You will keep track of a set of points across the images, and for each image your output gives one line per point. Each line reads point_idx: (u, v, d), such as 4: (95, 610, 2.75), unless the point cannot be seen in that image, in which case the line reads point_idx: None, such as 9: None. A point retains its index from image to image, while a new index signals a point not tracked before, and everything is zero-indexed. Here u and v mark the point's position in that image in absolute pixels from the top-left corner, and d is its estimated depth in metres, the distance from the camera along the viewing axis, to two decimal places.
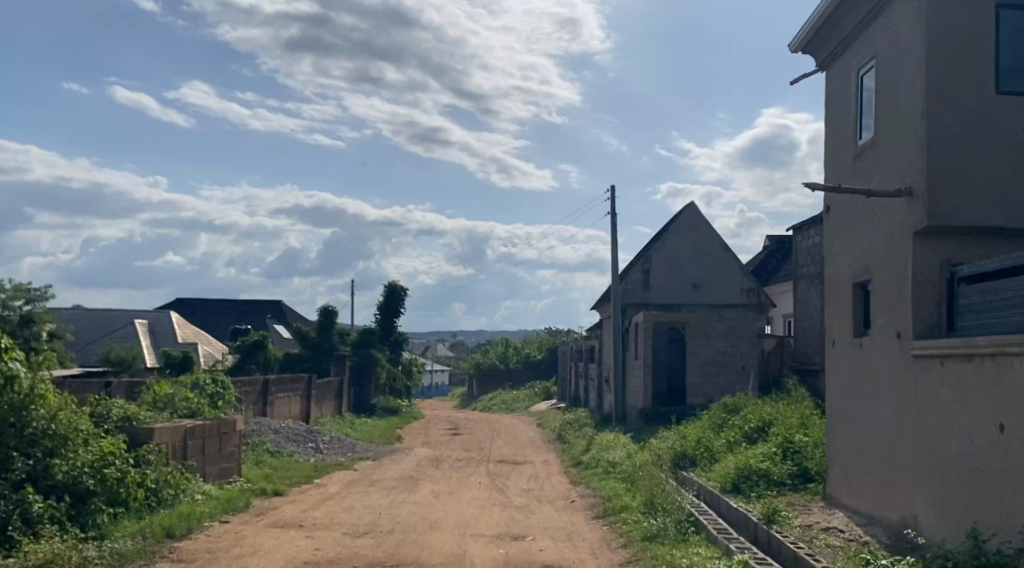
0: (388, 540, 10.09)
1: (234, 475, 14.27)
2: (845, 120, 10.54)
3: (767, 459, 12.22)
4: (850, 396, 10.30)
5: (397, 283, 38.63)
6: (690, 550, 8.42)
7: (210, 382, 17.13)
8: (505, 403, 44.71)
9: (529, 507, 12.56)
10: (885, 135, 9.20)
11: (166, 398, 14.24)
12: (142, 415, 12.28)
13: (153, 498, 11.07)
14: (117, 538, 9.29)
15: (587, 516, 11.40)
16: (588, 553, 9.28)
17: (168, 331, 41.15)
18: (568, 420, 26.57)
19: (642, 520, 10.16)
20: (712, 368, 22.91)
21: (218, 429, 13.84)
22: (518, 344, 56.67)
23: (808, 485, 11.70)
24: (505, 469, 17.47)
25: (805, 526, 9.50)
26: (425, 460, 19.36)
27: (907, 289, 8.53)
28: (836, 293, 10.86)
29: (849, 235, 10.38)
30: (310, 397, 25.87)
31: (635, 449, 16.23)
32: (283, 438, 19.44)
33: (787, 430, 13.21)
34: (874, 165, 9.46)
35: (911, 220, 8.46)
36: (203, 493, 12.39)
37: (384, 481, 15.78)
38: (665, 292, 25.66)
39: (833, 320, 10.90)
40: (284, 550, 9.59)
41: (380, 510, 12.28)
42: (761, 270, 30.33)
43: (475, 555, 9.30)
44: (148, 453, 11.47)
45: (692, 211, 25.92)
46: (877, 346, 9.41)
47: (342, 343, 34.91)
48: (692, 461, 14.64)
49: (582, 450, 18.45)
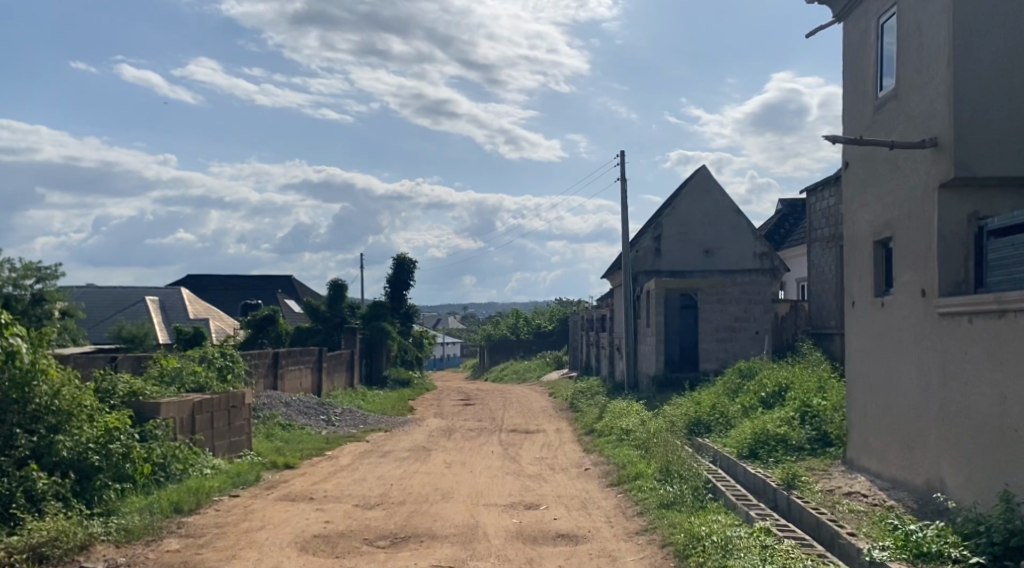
0: (400, 512, 9.92)
1: (244, 448, 14.12)
2: (864, 72, 10.14)
3: (785, 424, 11.96)
4: (871, 358, 10.02)
5: (406, 256, 38.28)
6: (709, 517, 8.18)
7: (219, 355, 16.98)
8: (516, 373, 44.56)
9: (543, 475, 12.36)
10: (908, 85, 8.84)
11: (173, 372, 14.10)
12: (148, 389, 12.09)
13: (161, 473, 10.94)
14: (124, 514, 9.13)
15: (602, 484, 11.19)
16: (604, 521, 9.06)
17: (179, 308, 41.13)
18: (580, 389, 26.39)
19: (658, 487, 9.93)
20: (726, 333, 22.65)
21: (227, 403, 13.67)
22: (529, 315, 56.41)
23: (828, 448, 11.44)
24: (518, 438, 17.28)
25: (826, 491, 9.27)
26: (437, 430, 19.20)
27: (932, 244, 8.23)
28: (855, 252, 10.53)
29: (868, 191, 10.04)
30: (321, 370, 25.73)
31: (648, 416, 16.01)
32: (294, 411, 19.30)
33: (804, 394, 12.92)
34: (896, 116, 9.10)
35: (936, 172, 8.12)
36: (212, 467, 12.25)
37: (397, 452, 15.61)
38: (677, 259, 25.35)
39: (853, 280, 10.59)
40: (294, 523, 9.40)
41: (391, 481, 12.12)
42: (774, 234, 29.92)
43: (488, 526, 9.10)
44: (154, 428, 11.31)
45: (703, 174, 25.45)
46: (900, 304, 9.10)
47: (352, 316, 34.74)
48: (707, 427, 14.40)
49: (595, 418, 18.24)
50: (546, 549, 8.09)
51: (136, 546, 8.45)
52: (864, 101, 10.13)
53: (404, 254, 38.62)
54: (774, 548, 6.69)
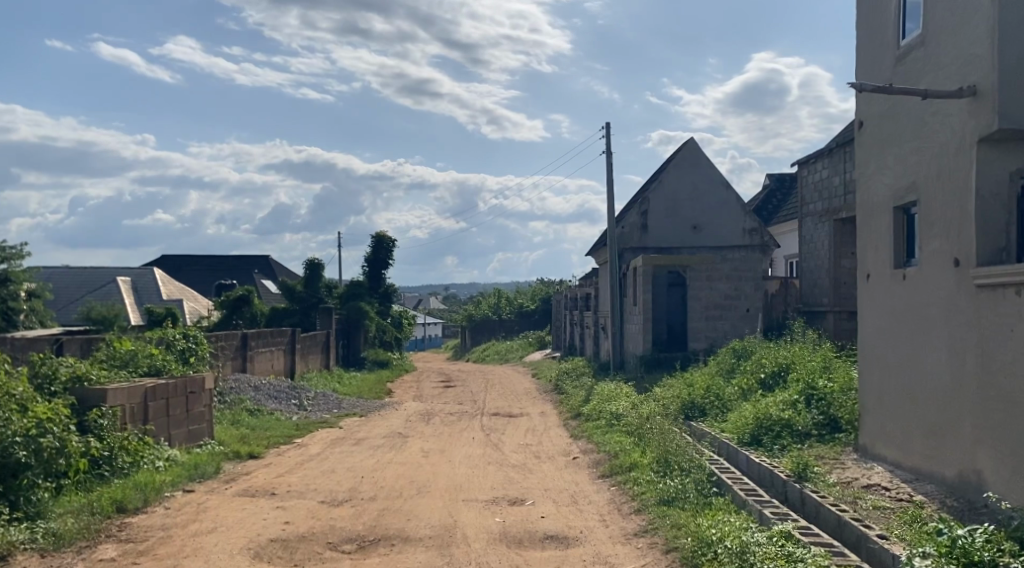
0: (369, 510, 8.92)
1: (205, 437, 13.05)
2: (884, 18, 9.19)
3: (789, 409, 11.01)
4: (889, 337, 9.10)
5: (386, 234, 37.08)
6: (718, 517, 7.20)
7: (180, 336, 15.84)
8: (498, 354, 43.64)
9: (528, 465, 11.39)
10: (940, 29, 7.92)
11: (127, 355, 13.00)
12: (95, 374, 11.01)
13: (104, 466, 9.89)
14: (55, 518, 8.12)
15: (592, 476, 10.25)
16: (597, 520, 8.10)
17: (152, 288, 39.75)
18: (564, 369, 25.48)
19: (654, 480, 8.97)
20: (716, 311, 21.79)
21: (184, 388, 12.61)
22: (512, 295, 55.40)
23: (836, 434, 10.51)
24: (500, 422, 16.31)
25: (842, 483, 8.37)
26: (415, 415, 18.22)
27: (969, 207, 7.30)
28: (871, 221, 9.57)
29: (888, 152, 9.09)
30: (294, 352, 24.63)
31: (639, 399, 15.11)
32: (263, 396, 18.20)
33: (808, 374, 11.95)
34: (925, 65, 8.19)
35: (976, 124, 7.19)
36: (167, 459, 11.22)
37: (371, 439, 14.58)
38: (664, 235, 24.39)
39: (868, 250, 9.65)
40: (249, 525, 8.35)
41: (362, 473, 11.09)
42: (763, 209, 29.09)
43: (468, 526, 8.10)
44: (98, 418, 10.26)
45: (691, 147, 24.43)
46: (926, 277, 8.17)
47: (330, 296, 33.45)
48: (702, 411, 13.49)
49: (582, 401, 17.30)
50: (534, 554, 7.13)
51: (65, 554, 7.41)
52: (884, 51, 9.19)
53: (384, 233, 37.41)
54: (801, 558, 5.73)
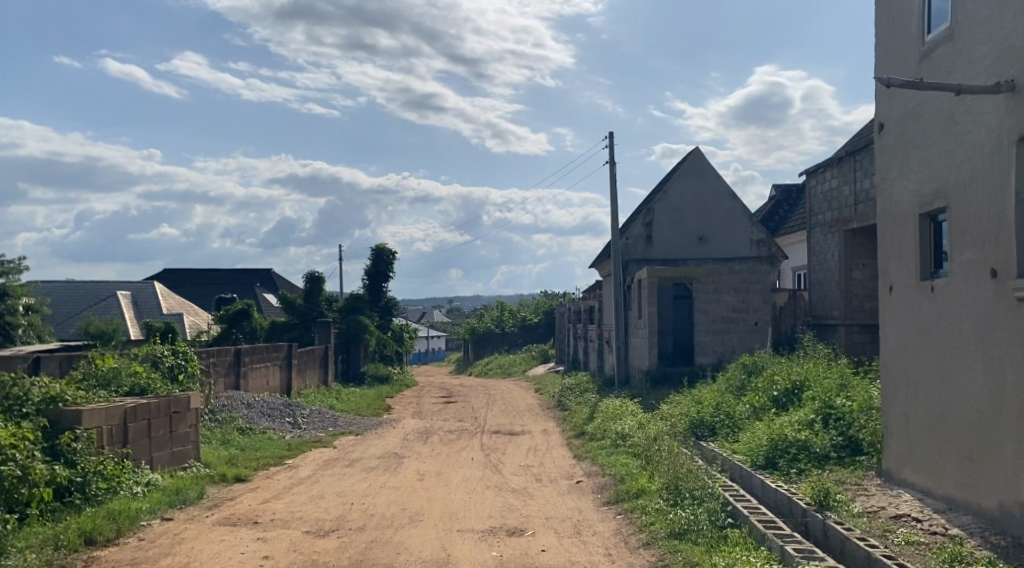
0: (357, 541, 8.30)
1: (190, 459, 12.41)
2: (907, 13, 8.61)
3: (806, 429, 10.35)
4: (914, 353, 8.46)
5: (386, 246, 36.55)
6: (736, 555, 6.57)
7: (169, 353, 15.20)
8: (500, 367, 42.96)
9: (528, 489, 10.74)
10: (970, 22, 7.36)
11: (108, 374, 12.37)
12: (71, 394, 10.38)
13: (74, 494, 9.27)
14: (13, 553, 7.50)
15: (596, 503, 9.59)
16: (602, 554, 7.46)
17: (151, 302, 39.17)
18: (568, 385, 24.82)
19: (666, 510, 8.32)
20: (723, 324, 21.16)
21: (168, 408, 11.96)
22: (514, 307, 54.80)
23: (857, 457, 9.84)
24: (501, 441, 15.65)
25: (867, 513, 7.71)
26: (413, 433, 17.57)
27: (1007, 213, 6.70)
28: (894, 229, 8.94)
29: (912, 155, 8.49)
30: (291, 368, 24.02)
31: (645, 417, 14.47)
32: (256, 414, 17.58)
33: (825, 393, 11.28)
34: (954, 60, 7.61)
35: (1014, 121, 6.61)
36: (146, 484, 10.58)
37: (365, 460, 13.94)
38: (669, 247, 23.73)
39: (890, 261, 9.03)
40: (225, 560, 7.71)
41: (352, 499, 10.45)
42: (770, 220, 28.47)
43: (462, 561, 7.46)
44: (71, 442, 9.63)
45: (696, 155, 23.81)
46: (957, 289, 7.56)
47: (329, 309, 32.90)
48: (711, 430, 12.84)
49: (586, 419, 16.65)
50: None
51: None
52: (906, 49, 8.62)
53: (383, 245, 36.87)
54: None
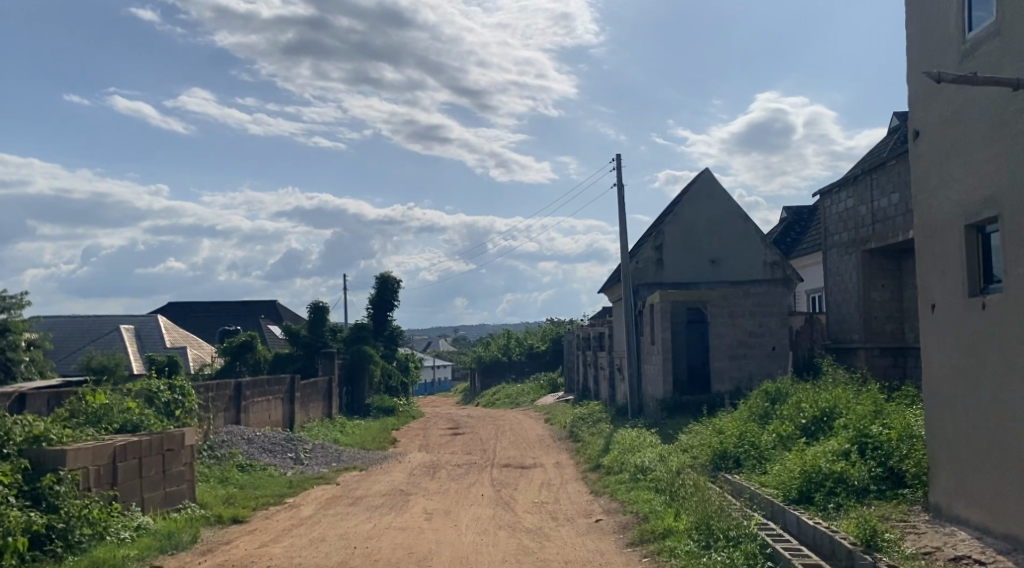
0: None
1: (185, 500, 11.69)
2: (944, 10, 8.02)
3: (841, 460, 9.61)
4: (963, 376, 7.78)
5: (390, 274, 35.96)
6: None
7: (166, 388, 14.48)
8: (508, 397, 42.12)
9: (544, 529, 10.01)
10: (1019, 14, 6.77)
11: (97, 412, 11.69)
12: (56, 432, 9.71)
13: (54, 541, 8.61)
14: None
15: (619, 544, 8.88)
16: None
17: (156, 336, 38.54)
18: (579, 414, 24.05)
19: (700, 554, 7.62)
20: (740, 350, 20.43)
21: (160, 446, 11.25)
22: (521, 335, 54.03)
23: (899, 491, 9.11)
24: (512, 475, 14.90)
25: (922, 553, 6.99)
26: (420, 468, 16.85)
27: None
28: (934, 243, 8.31)
29: (954, 163, 7.87)
30: (294, 401, 23.31)
31: (664, 449, 13.74)
32: (257, 449, 16.88)
33: (858, 421, 10.54)
34: (1001, 58, 7.03)
35: None
36: (135, 528, 9.89)
37: (369, 498, 13.21)
38: (681, 270, 23.06)
39: (930, 277, 8.37)
40: None
41: (355, 542, 9.74)
42: (782, 242, 27.80)
43: None
44: (53, 484, 8.96)
45: (706, 177, 23.21)
46: (1012, 306, 6.92)
47: (333, 339, 32.27)
48: (736, 461, 12.12)
49: (601, 450, 15.90)
50: None
51: None
52: (944, 48, 8.02)
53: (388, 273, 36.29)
54: None
